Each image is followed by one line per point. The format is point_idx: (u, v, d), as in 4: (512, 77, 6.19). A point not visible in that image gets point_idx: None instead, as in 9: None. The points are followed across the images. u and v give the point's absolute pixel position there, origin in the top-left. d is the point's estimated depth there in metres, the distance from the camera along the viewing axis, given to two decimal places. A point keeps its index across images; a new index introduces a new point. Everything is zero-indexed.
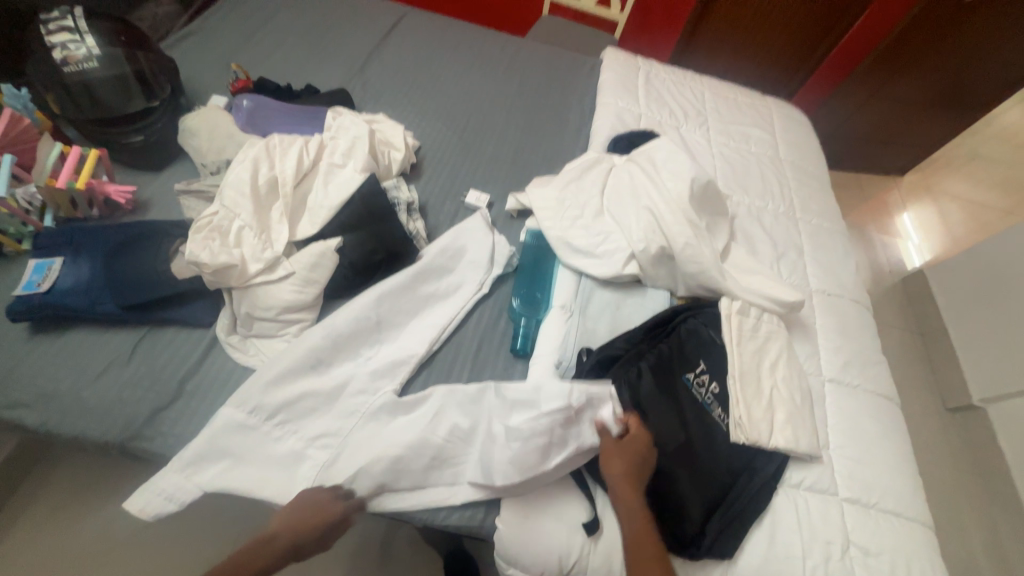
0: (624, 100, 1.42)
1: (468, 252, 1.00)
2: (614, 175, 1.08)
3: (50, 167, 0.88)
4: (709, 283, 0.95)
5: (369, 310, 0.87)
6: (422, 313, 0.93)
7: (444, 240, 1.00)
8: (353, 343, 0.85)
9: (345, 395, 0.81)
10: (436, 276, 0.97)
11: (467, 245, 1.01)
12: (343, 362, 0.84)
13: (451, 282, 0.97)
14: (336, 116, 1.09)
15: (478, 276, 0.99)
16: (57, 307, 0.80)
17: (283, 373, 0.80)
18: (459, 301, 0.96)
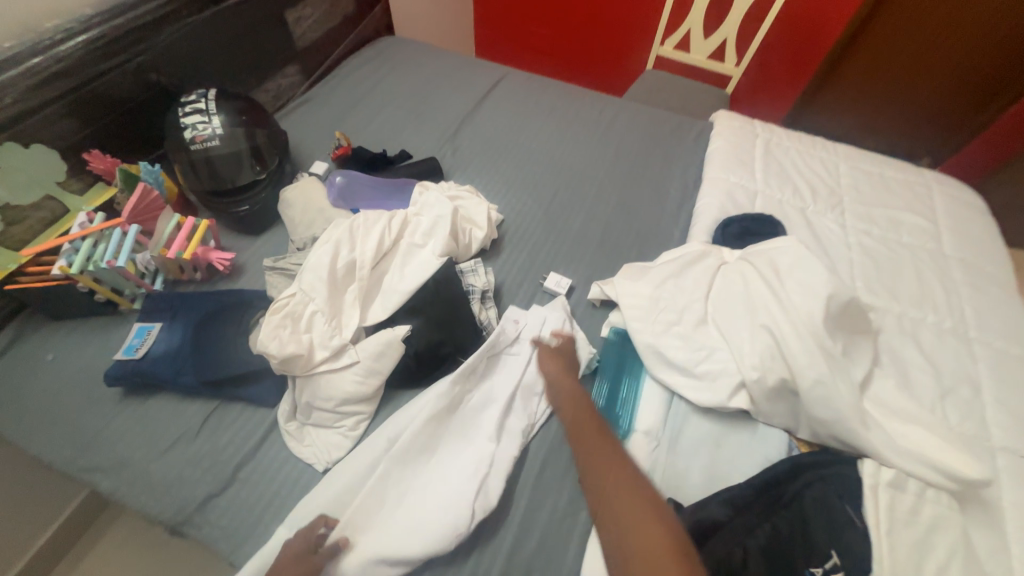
0: (737, 176, 1.25)
1: (530, 327, 0.92)
2: (724, 274, 0.91)
3: (167, 236, 0.95)
4: (847, 436, 0.74)
5: (440, 405, 0.80)
6: (492, 408, 0.83)
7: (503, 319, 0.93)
8: (412, 451, 0.76)
9: (411, 496, 0.73)
10: (503, 358, 0.89)
11: (534, 325, 0.93)
12: (401, 473, 0.75)
13: (512, 362, 0.88)
14: (423, 190, 1.07)
15: (547, 359, 0.88)
16: (147, 375, 0.84)
17: (338, 491, 0.74)
18: (529, 389, 0.85)
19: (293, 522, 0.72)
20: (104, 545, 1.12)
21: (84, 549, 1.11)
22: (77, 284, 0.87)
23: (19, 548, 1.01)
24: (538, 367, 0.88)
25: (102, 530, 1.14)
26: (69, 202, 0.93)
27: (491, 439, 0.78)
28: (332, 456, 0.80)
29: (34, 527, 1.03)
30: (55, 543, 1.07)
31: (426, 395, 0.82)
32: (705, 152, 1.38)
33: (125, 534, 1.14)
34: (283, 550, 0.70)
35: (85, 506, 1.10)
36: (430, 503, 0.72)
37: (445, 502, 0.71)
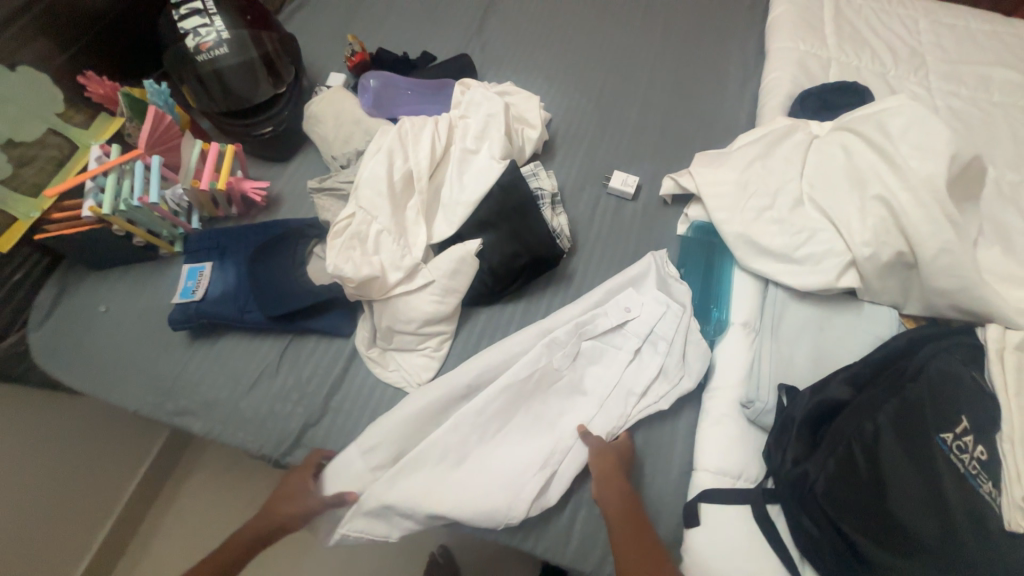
0: (807, 43, 1.10)
1: (647, 321, 0.78)
2: (819, 149, 0.82)
3: (194, 167, 0.85)
4: (969, 305, 0.69)
5: (527, 378, 0.73)
6: (579, 399, 0.75)
7: (613, 301, 0.80)
8: (486, 418, 0.71)
9: (468, 469, 0.69)
10: (605, 345, 0.78)
11: (649, 318, 0.79)
12: (457, 427, 0.70)
13: (613, 359, 0.77)
14: (465, 89, 0.94)
15: (659, 356, 0.76)
16: (211, 316, 0.79)
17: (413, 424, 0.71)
18: (627, 395, 0.74)
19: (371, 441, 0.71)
20: (182, 501, 1.07)
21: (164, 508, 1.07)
22: (111, 227, 0.79)
23: (97, 511, 0.97)
24: (641, 372, 0.76)
25: (175, 489, 1.08)
26: (75, 136, 0.81)
27: (572, 434, 0.71)
28: (421, 377, 0.77)
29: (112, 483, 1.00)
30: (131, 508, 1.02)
31: (514, 356, 0.75)
32: (764, 21, 1.21)
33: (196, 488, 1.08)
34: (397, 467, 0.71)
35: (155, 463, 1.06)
36: (489, 470, 0.69)
37: (504, 477, 0.68)
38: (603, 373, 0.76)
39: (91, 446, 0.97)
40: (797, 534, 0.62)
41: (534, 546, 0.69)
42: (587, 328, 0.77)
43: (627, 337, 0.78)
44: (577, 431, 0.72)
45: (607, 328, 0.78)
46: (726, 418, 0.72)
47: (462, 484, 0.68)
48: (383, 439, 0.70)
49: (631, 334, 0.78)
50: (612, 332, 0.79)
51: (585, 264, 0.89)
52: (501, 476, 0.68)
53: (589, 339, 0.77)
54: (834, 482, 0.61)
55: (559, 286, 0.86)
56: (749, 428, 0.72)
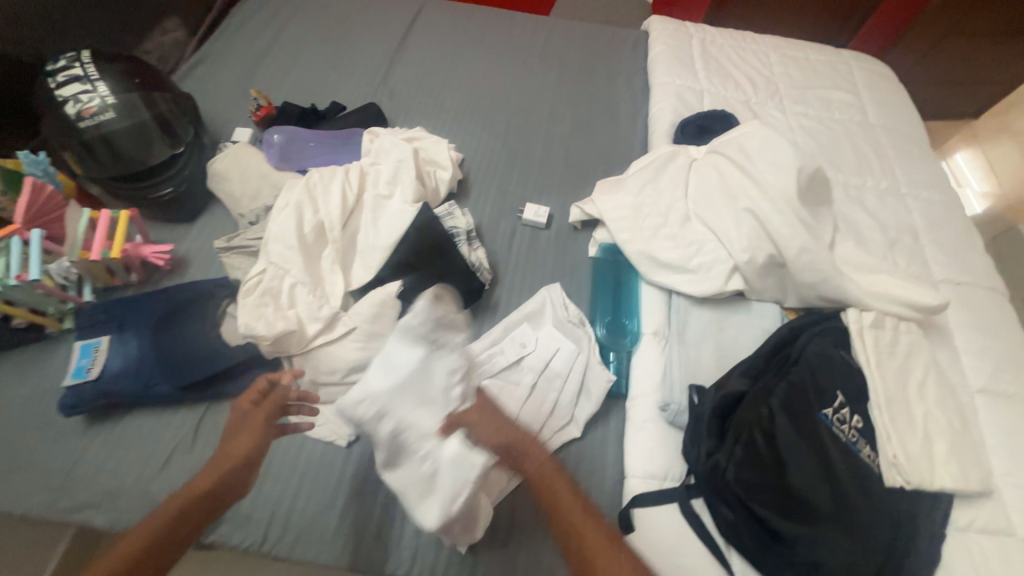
0: (682, 79, 1.25)
1: (545, 356, 0.82)
2: (698, 170, 0.93)
3: (83, 236, 0.80)
4: (832, 294, 0.81)
5: None
6: None
7: (511, 339, 0.83)
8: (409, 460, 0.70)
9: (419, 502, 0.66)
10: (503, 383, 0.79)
11: (544, 353, 0.82)
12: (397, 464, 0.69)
13: (516, 395, 0.78)
14: (373, 137, 0.97)
15: (555, 393, 0.79)
16: (112, 394, 0.73)
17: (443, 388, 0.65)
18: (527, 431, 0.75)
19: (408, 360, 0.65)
20: None
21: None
22: None
23: None
24: (539, 408, 0.78)
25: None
26: None
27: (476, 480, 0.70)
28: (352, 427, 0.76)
29: None
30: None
31: (419, 397, 0.74)
32: (646, 60, 1.36)
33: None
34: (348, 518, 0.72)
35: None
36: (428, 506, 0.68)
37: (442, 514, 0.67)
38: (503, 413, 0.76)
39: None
40: (719, 522, 0.67)
41: None
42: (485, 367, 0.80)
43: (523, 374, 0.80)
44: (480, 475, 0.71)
45: (505, 366, 0.81)
46: (649, 424, 0.77)
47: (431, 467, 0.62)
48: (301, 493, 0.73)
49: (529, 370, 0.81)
50: (509, 370, 0.81)
51: (508, 293, 0.92)
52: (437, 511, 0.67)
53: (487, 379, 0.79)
54: (742, 467, 0.66)
55: (485, 318, 0.89)
56: (669, 430, 0.77)
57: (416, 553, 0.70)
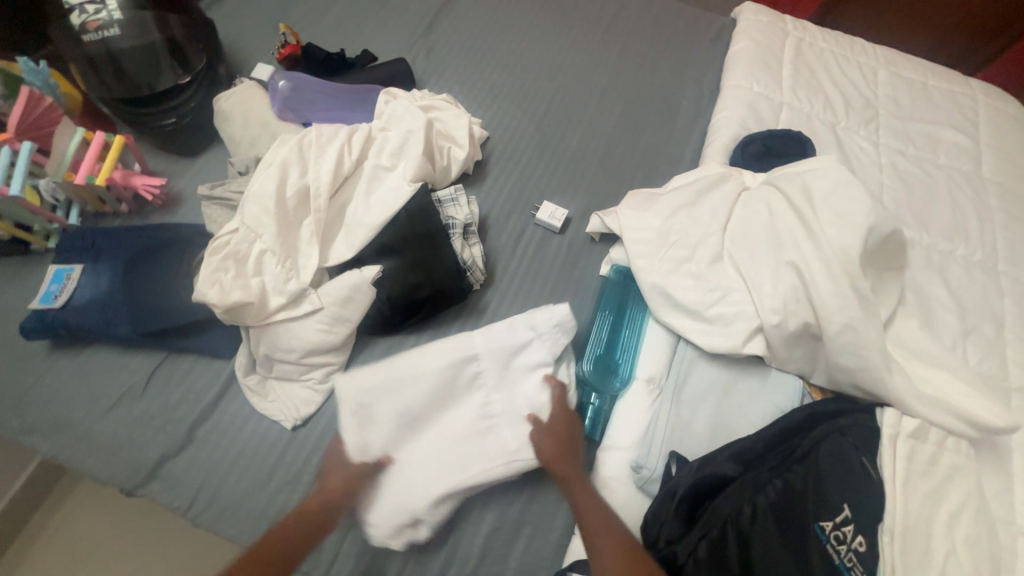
0: (760, 85, 1.06)
1: (538, 359, 0.72)
2: (745, 203, 0.79)
3: (73, 156, 0.77)
4: (869, 385, 0.67)
5: (395, 412, 0.68)
6: (422, 449, 0.68)
7: (509, 327, 0.73)
8: (378, 439, 0.68)
9: (381, 479, 0.66)
10: (457, 394, 0.71)
11: (506, 377, 0.72)
12: (371, 439, 0.67)
13: (494, 385, 0.72)
14: (390, 99, 0.88)
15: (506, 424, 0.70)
16: (73, 326, 0.72)
17: (464, 423, 0.69)
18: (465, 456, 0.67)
19: (438, 392, 0.70)
20: (52, 532, 0.98)
21: (19, 556, 0.96)
22: None
23: None
24: (484, 436, 0.69)
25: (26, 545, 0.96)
26: None
27: (415, 486, 0.65)
28: (300, 412, 0.71)
29: None
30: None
31: (393, 377, 0.69)
32: (725, 55, 1.16)
33: (79, 536, 0.98)
34: (270, 508, 0.67)
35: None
36: (385, 489, 0.65)
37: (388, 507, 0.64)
38: (448, 426, 0.69)
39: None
40: None
41: None
42: (445, 373, 0.70)
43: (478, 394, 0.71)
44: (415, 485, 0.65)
45: (463, 379, 0.71)
46: (614, 481, 0.69)
47: (398, 487, 0.65)
48: (232, 473, 0.68)
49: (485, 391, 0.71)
50: (466, 384, 0.71)
51: (499, 299, 0.83)
52: (391, 499, 0.65)
53: (444, 389, 0.70)
54: (702, 568, 0.58)
55: (467, 322, 0.81)
56: (636, 494, 0.68)
57: (334, 556, 0.66)
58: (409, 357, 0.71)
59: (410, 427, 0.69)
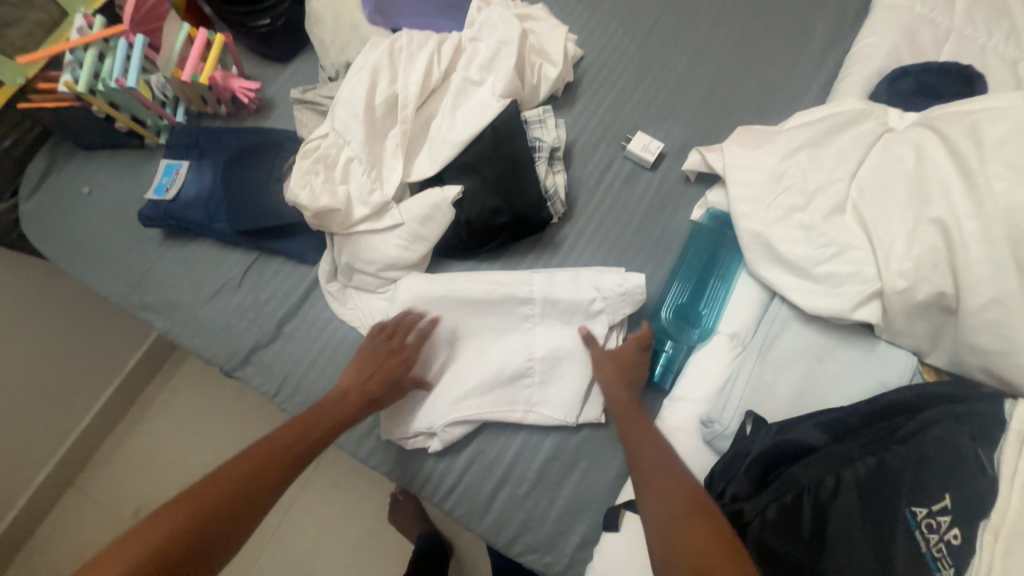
0: (925, 5, 0.86)
1: (596, 317, 0.70)
2: (886, 146, 0.67)
3: (179, 53, 0.79)
4: (1004, 372, 0.57)
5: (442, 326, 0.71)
6: (458, 369, 0.70)
7: (574, 279, 0.71)
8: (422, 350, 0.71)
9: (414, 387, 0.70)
10: (504, 330, 0.71)
11: (557, 326, 0.71)
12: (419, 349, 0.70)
13: (544, 331, 0.71)
14: (483, 6, 0.82)
15: (546, 371, 0.70)
16: (180, 218, 0.77)
17: (502, 357, 0.70)
18: (498, 391, 0.69)
19: (484, 317, 0.71)
20: (164, 399, 1.14)
21: (140, 414, 1.13)
22: (91, 107, 0.77)
23: (92, 386, 1.06)
24: (521, 377, 0.70)
25: (147, 403, 1.14)
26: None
27: (444, 402, 0.68)
28: (376, 321, 0.73)
29: (107, 360, 1.07)
30: (105, 411, 1.09)
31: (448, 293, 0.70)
32: None
33: (188, 402, 1.14)
34: None
35: (99, 360, 1.06)
36: (416, 396, 0.70)
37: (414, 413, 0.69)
38: (488, 357, 0.70)
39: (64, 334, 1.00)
40: None
41: (453, 507, 0.70)
42: (499, 304, 0.71)
43: (526, 335, 0.71)
44: (448, 403, 0.68)
45: (514, 316, 0.71)
46: (680, 432, 0.66)
47: (430, 396, 0.69)
48: (314, 369, 0.74)
49: (534, 337, 0.71)
50: (516, 323, 0.71)
51: (577, 234, 0.79)
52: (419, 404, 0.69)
53: (495, 322, 0.71)
54: (770, 530, 0.55)
55: (542, 254, 0.78)
56: (702, 447, 0.66)
57: (399, 456, 0.71)
58: (463, 278, 0.71)
59: (452, 344, 0.71)
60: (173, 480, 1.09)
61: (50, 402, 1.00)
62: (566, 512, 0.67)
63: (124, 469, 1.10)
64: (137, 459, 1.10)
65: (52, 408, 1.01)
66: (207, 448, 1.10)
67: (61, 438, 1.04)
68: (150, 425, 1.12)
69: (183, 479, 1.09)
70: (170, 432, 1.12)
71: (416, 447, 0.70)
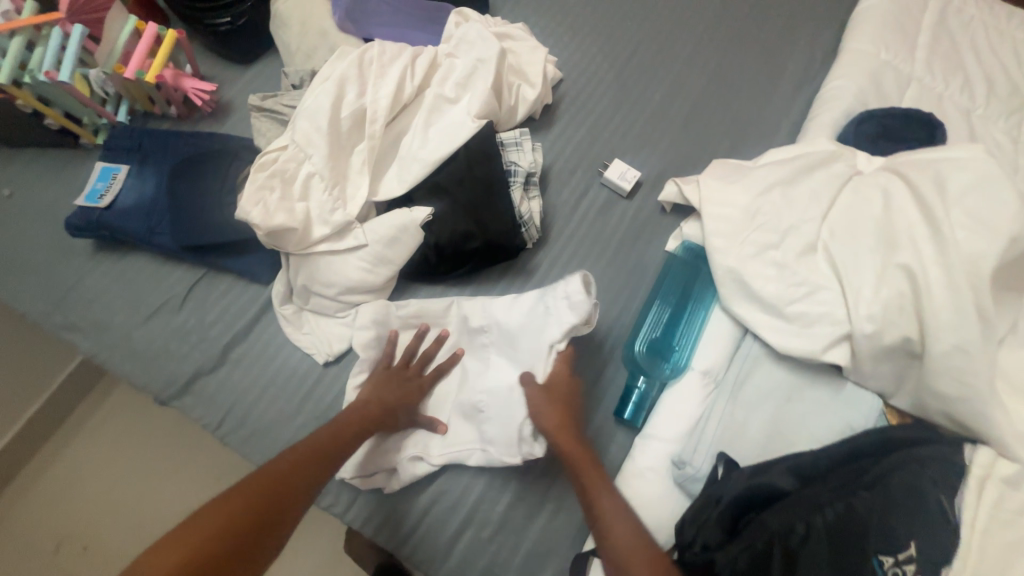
0: (889, 52, 0.89)
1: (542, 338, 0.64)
2: (854, 189, 0.68)
3: (124, 47, 0.73)
4: (964, 418, 0.58)
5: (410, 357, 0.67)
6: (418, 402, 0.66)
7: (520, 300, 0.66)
8: None
9: None
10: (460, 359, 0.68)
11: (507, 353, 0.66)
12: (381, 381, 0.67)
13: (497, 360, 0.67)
14: (461, 21, 0.79)
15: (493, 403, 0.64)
16: (115, 228, 0.70)
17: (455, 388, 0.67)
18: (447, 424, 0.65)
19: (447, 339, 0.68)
20: (94, 421, 1.03)
21: (64, 438, 1.02)
22: (15, 100, 0.69)
23: (7, 407, 0.95)
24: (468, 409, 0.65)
25: (74, 427, 1.03)
26: None
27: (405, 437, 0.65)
28: (333, 348, 0.68)
29: (27, 378, 0.96)
30: (24, 435, 0.97)
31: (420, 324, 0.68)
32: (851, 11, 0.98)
33: (123, 426, 1.04)
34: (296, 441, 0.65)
35: (17, 378, 0.95)
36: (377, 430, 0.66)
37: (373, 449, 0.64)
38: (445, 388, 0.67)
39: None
40: None
41: (411, 553, 0.64)
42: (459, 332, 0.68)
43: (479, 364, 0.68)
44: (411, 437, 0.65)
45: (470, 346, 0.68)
46: (651, 473, 0.64)
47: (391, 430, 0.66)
48: (262, 400, 0.67)
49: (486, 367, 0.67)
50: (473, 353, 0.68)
51: (552, 261, 0.77)
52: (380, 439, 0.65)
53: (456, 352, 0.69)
54: None
55: (514, 282, 0.75)
56: (673, 489, 0.63)
57: (353, 497, 0.65)
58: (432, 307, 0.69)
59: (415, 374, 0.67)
60: (101, 512, 0.98)
61: None
62: (531, 558, 0.63)
63: (42, 501, 0.98)
64: (58, 489, 0.99)
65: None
66: (141, 477, 1.00)
67: None
68: (76, 451, 1.01)
69: (112, 512, 0.98)
70: (99, 458, 1.01)
71: (372, 488, 0.65)
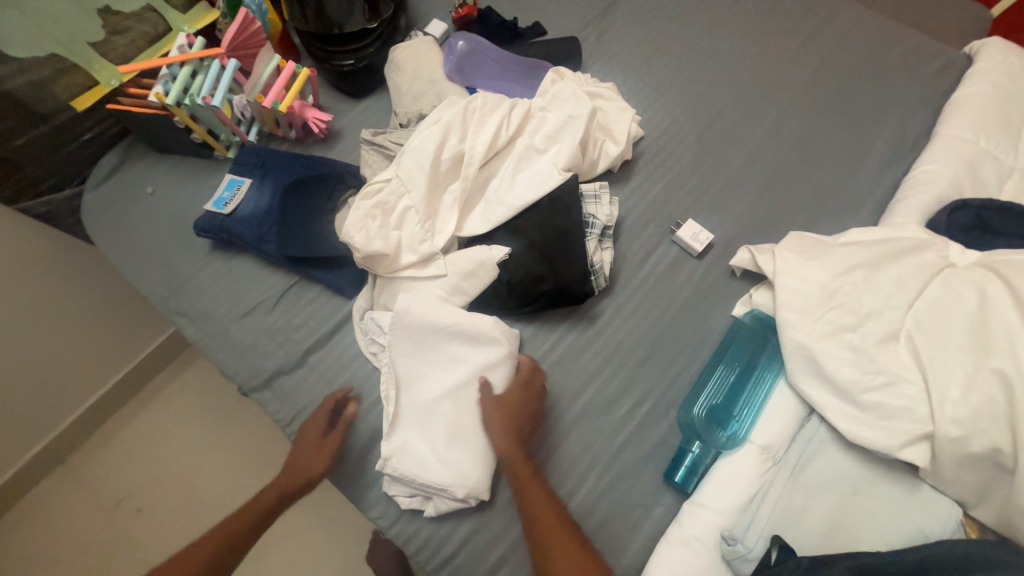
0: (989, 141, 0.87)
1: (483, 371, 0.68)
2: (945, 282, 0.66)
3: (265, 80, 0.84)
4: None
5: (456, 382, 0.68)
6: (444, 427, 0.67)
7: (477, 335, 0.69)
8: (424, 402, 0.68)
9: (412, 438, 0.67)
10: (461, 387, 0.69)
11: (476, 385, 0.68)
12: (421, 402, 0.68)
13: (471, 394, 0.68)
14: (556, 79, 0.85)
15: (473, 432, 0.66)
16: (232, 233, 0.79)
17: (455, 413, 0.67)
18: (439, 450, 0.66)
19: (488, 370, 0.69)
20: (169, 394, 1.13)
21: (142, 406, 1.12)
22: (173, 117, 0.80)
23: (106, 369, 1.06)
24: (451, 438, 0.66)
25: (152, 397, 1.13)
26: (171, 18, 0.85)
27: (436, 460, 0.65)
28: None
29: (127, 347, 1.07)
30: (111, 397, 1.08)
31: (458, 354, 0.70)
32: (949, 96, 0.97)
33: (193, 403, 1.13)
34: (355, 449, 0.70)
35: (115, 347, 1.05)
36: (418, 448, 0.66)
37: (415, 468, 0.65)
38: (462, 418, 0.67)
39: (88, 320, 0.99)
40: None
41: None
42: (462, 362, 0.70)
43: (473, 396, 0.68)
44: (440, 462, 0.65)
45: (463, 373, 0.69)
46: (698, 544, 0.62)
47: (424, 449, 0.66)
48: None
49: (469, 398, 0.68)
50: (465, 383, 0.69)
51: (615, 310, 0.78)
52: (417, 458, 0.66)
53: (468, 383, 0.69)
54: None
55: (576, 326, 0.77)
56: (719, 565, 0.61)
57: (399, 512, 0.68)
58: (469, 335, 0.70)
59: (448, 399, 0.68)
60: (162, 480, 1.07)
61: (65, 380, 1.00)
62: None
63: (115, 461, 1.08)
64: (129, 451, 1.09)
65: (64, 386, 1.00)
66: (202, 454, 1.09)
67: (63, 416, 1.03)
68: (149, 419, 1.11)
69: (173, 482, 1.07)
70: (168, 430, 1.11)
71: (412, 508, 0.67)
